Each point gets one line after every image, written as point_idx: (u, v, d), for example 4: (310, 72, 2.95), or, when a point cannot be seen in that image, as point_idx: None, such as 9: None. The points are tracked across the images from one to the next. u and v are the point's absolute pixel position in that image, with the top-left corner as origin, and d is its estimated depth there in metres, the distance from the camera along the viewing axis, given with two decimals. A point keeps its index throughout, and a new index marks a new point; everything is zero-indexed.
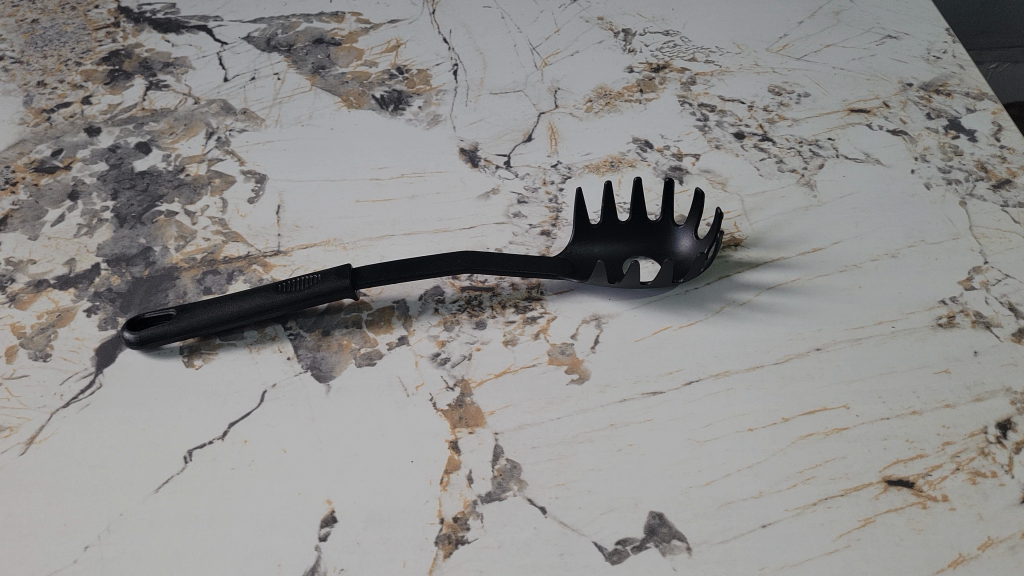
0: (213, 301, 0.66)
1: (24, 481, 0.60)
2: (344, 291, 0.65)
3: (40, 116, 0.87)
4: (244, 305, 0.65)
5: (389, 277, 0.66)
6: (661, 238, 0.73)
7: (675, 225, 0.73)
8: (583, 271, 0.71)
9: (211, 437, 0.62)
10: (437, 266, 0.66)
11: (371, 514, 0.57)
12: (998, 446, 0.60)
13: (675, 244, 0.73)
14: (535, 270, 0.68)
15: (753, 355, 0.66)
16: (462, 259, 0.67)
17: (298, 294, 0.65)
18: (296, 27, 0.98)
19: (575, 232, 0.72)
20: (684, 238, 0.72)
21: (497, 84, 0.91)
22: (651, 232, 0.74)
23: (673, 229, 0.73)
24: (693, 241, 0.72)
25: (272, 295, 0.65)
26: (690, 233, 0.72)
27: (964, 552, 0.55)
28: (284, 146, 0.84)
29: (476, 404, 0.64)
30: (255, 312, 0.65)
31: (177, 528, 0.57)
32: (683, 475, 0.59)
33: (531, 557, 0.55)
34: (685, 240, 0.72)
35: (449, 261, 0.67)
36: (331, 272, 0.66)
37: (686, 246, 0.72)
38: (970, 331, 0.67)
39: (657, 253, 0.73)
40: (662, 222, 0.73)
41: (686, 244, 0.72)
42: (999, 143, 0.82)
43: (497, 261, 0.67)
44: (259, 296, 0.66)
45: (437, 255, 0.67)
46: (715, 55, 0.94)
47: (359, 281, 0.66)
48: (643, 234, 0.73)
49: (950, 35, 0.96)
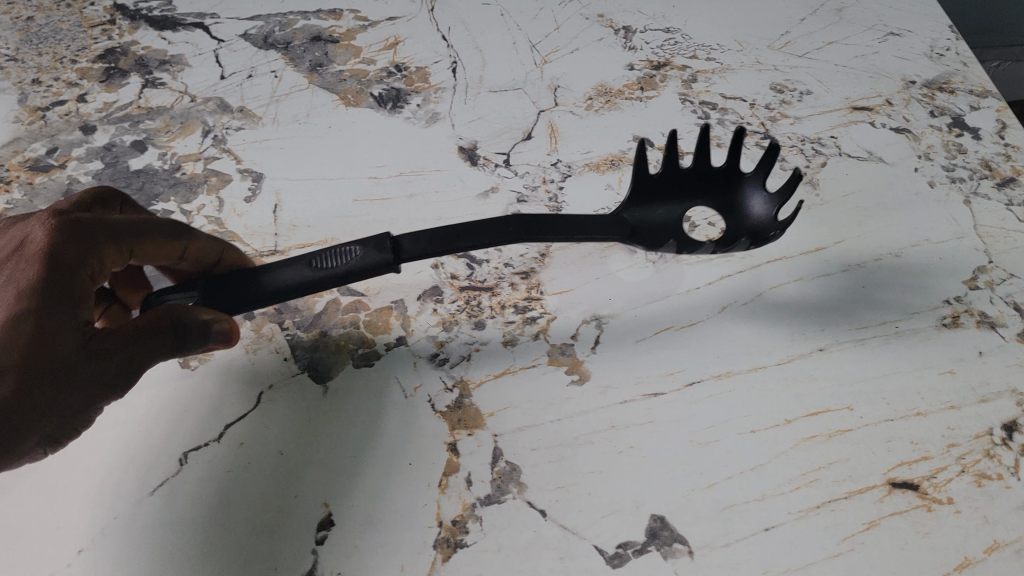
0: (243, 278, 0.59)
1: (18, 484, 0.59)
2: (387, 266, 0.58)
3: (34, 114, 0.86)
4: (277, 281, 0.59)
5: (439, 247, 0.59)
6: (732, 194, 0.73)
7: (746, 183, 0.72)
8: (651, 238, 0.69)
9: (206, 440, 0.61)
10: (488, 234, 0.60)
11: (369, 518, 0.57)
12: (1003, 448, 0.59)
13: (747, 203, 0.72)
14: (595, 236, 0.64)
15: (756, 355, 0.65)
16: (515, 226, 0.60)
17: (333, 272, 0.58)
18: (293, 24, 0.97)
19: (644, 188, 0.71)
20: (759, 198, 0.72)
21: (496, 81, 0.90)
22: (720, 184, 0.73)
23: (748, 186, 0.72)
24: (768, 201, 0.71)
25: (305, 270, 0.58)
26: (762, 194, 0.71)
27: (970, 556, 0.54)
28: (281, 144, 0.84)
29: (476, 405, 0.63)
30: (286, 291, 0.58)
31: (171, 531, 0.56)
32: (685, 477, 0.58)
33: (530, 561, 0.55)
34: (762, 199, 0.71)
35: (502, 228, 0.60)
36: (371, 244, 0.58)
37: (761, 207, 0.71)
38: (975, 331, 0.66)
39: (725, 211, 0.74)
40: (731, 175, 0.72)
41: (762, 206, 0.71)
42: (1004, 141, 0.81)
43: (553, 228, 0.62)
44: (292, 270, 0.59)
45: (487, 220, 0.60)
46: (716, 52, 0.93)
47: (403, 255, 0.58)
48: (710, 190, 0.73)
49: (953, 32, 0.95)
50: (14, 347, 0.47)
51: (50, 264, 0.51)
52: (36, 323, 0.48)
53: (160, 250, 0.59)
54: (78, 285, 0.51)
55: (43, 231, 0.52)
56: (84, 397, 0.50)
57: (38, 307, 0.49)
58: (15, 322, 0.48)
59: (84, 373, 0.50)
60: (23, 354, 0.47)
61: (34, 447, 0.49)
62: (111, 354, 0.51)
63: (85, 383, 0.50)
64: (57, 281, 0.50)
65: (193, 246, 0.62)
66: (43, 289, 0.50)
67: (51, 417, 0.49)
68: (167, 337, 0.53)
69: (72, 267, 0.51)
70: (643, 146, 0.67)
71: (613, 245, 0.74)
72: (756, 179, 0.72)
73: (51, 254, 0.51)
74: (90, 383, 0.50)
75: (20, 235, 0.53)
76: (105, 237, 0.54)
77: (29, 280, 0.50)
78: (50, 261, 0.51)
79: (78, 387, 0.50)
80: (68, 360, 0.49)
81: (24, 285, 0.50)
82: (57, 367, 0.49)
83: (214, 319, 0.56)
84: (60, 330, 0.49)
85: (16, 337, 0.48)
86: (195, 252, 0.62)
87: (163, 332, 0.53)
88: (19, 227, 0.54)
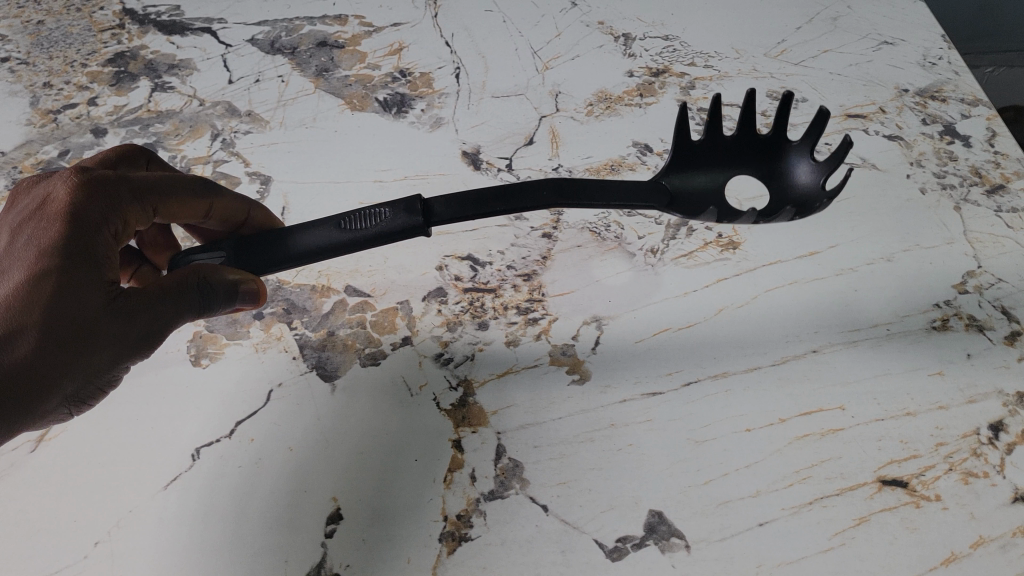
0: (276, 239, 0.61)
1: (37, 477, 0.61)
2: (417, 229, 0.58)
3: (46, 117, 0.88)
4: (306, 243, 0.60)
5: (470, 209, 0.58)
6: (780, 162, 0.75)
7: (792, 152, 0.74)
8: (694, 203, 0.72)
9: (219, 436, 0.63)
10: (523, 198, 0.59)
11: (376, 511, 0.59)
12: (990, 446, 0.61)
13: (793, 171, 0.74)
14: (633, 202, 0.63)
15: (751, 356, 0.67)
16: (550, 191, 0.60)
17: (361, 234, 0.58)
18: (299, 29, 0.99)
19: (692, 154, 0.73)
20: (806, 166, 0.73)
21: (499, 87, 0.92)
22: (765, 150, 0.75)
23: (795, 154, 0.74)
24: (814, 169, 0.72)
25: (335, 232, 0.59)
26: (808, 164, 0.73)
27: (956, 550, 0.56)
28: (289, 148, 0.85)
29: (479, 403, 0.65)
30: (314, 252, 0.60)
31: (185, 523, 0.58)
32: (683, 474, 0.60)
33: (533, 554, 0.56)
34: (808, 168, 0.73)
35: (537, 192, 0.59)
36: (400, 207, 0.59)
37: (807, 174, 0.73)
38: (963, 334, 0.68)
39: (773, 178, 0.76)
40: (777, 142, 0.74)
41: (809, 173, 0.73)
42: (994, 148, 0.83)
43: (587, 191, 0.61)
44: (323, 232, 0.59)
45: (523, 184, 0.60)
46: (715, 59, 0.95)
47: (433, 218, 0.59)
48: (754, 159, 0.75)
49: (945, 41, 0.97)
50: (37, 303, 0.48)
51: (73, 223, 0.52)
52: (59, 280, 0.49)
53: (185, 207, 0.62)
54: (103, 245, 0.53)
55: (67, 190, 0.54)
56: (110, 355, 0.52)
57: (62, 265, 0.50)
58: (39, 279, 0.49)
59: (107, 331, 0.51)
60: (45, 310, 0.48)
61: (58, 406, 0.51)
62: (135, 314, 0.52)
63: (109, 342, 0.51)
64: (79, 240, 0.52)
65: (219, 205, 0.65)
66: (66, 247, 0.51)
67: (76, 374, 0.50)
68: (193, 297, 0.55)
69: (95, 227, 0.53)
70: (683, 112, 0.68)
71: (613, 249, 0.76)
72: (805, 146, 0.73)
73: (76, 214, 0.52)
74: (115, 340, 0.51)
75: (42, 195, 0.54)
76: (128, 197, 0.56)
77: (51, 238, 0.51)
78: (73, 220, 0.52)
79: (102, 345, 0.51)
80: (92, 318, 0.50)
81: (46, 243, 0.51)
82: (80, 325, 0.49)
83: (241, 280, 0.58)
84: (84, 288, 0.50)
85: (38, 294, 0.49)
86: (221, 210, 0.65)
87: (188, 291, 0.55)
88: (41, 186, 0.55)
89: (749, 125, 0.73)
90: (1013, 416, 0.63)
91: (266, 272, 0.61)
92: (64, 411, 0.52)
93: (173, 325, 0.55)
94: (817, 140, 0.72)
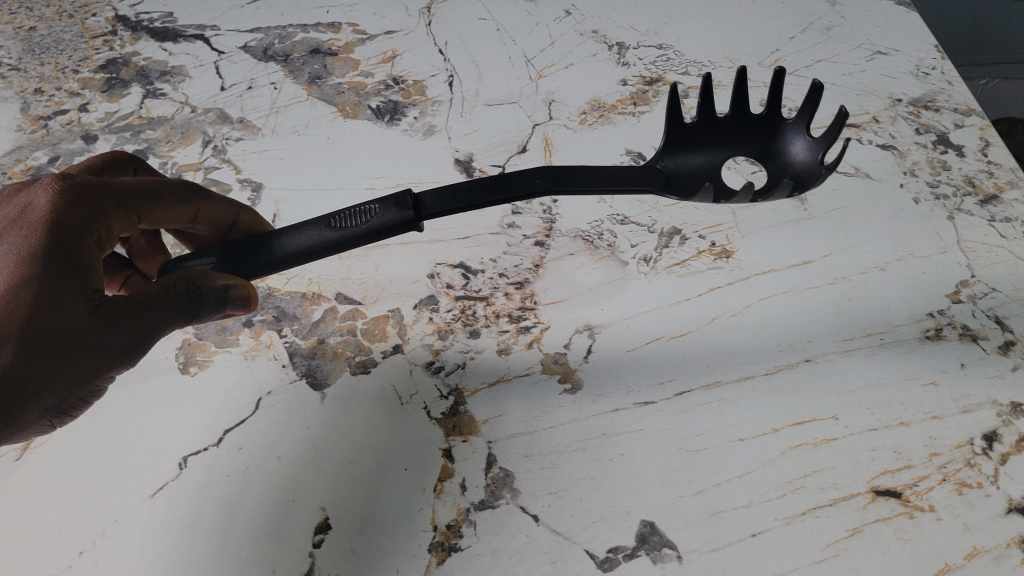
0: (266, 242, 0.60)
1: (21, 486, 0.60)
2: (410, 225, 0.58)
3: (37, 123, 0.88)
4: (297, 245, 0.59)
5: (460, 202, 0.58)
6: (775, 140, 0.76)
7: (787, 130, 0.75)
8: (690, 185, 0.72)
9: (206, 444, 0.62)
10: (514, 186, 0.58)
11: (365, 522, 0.58)
12: (984, 457, 0.61)
13: (789, 148, 0.75)
14: (631, 187, 0.62)
15: (743, 365, 0.66)
16: (541, 180, 0.59)
17: (352, 231, 0.58)
18: (293, 37, 0.99)
19: (686, 137, 0.73)
20: (802, 143, 0.74)
21: (492, 95, 0.92)
22: (760, 133, 0.76)
23: (790, 132, 0.74)
24: (811, 146, 0.73)
25: (325, 231, 0.59)
26: (804, 139, 0.74)
27: (951, 562, 0.55)
28: (281, 155, 0.85)
29: (471, 413, 0.64)
30: (306, 253, 0.59)
31: (171, 533, 0.57)
32: (675, 484, 0.59)
33: (524, 564, 0.56)
34: (804, 144, 0.73)
35: (529, 181, 0.58)
36: (391, 202, 0.58)
37: (804, 152, 0.73)
38: (956, 343, 0.68)
39: (769, 156, 0.76)
40: (771, 122, 0.75)
41: (805, 151, 0.73)
42: (987, 157, 0.84)
43: (578, 180, 0.60)
44: (314, 232, 0.59)
45: (515, 173, 0.59)
46: (708, 69, 0.95)
47: (425, 212, 0.58)
48: (749, 141, 0.76)
49: (938, 51, 0.98)
50: (14, 314, 0.48)
51: (55, 232, 0.51)
52: (38, 290, 0.49)
53: (171, 214, 0.62)
54: (86, 254, 0.52)
55: (48, 197, 0.53)
56: (94, 365, 0.51)
57: (43, 275, 0.49)
58: (17, 289, 0.48)
59: (90, 340, 0.50)
60: (24, 321, 0.48)
61: (39, 416, 0.50)
62: (120, 322, 0.51)
63: (92, 352, 0.50)
64: (61, 249, 0.51)
65: (207, 209, 0.65)
66: (48, 257, 0.50)
67: (58, 384, 0.50)
68: (182, 303, 0.54)
69: (78, 235, 0.52)
70: (676, 93, 0.69)
71: (605, 257, 0.75)
72: (800, 124, 0.74)
73: (58, 223, 0.52)
74: (97, 350, 0.51)
75: (23, 203, 0.53)
76: (113, 204, 0.56)
77: (31, 247, 0.50)
78: (55, 229, 0.51)
79: (85, 354, 0.50)
80: (74, 328, 0.49)
81: (26, 252, 0.50)
82: (61, 335, 0.49)
83: (231, 285, 0.57)
84: (65, 297, 0.49)
85: (18, 305, 0.48)
86: (208, 214, 0.65)
87: (177, 298, 0.54)
88: (23, 194, 0.54)
89: (743, 104, 0.74)
90: (1008, 426, 0.62)
91: (259, 276, 0.61)
92: (45, 421, 0.52)
93: (160, 332, 0.54)
94: (812, 115, 0.73)
